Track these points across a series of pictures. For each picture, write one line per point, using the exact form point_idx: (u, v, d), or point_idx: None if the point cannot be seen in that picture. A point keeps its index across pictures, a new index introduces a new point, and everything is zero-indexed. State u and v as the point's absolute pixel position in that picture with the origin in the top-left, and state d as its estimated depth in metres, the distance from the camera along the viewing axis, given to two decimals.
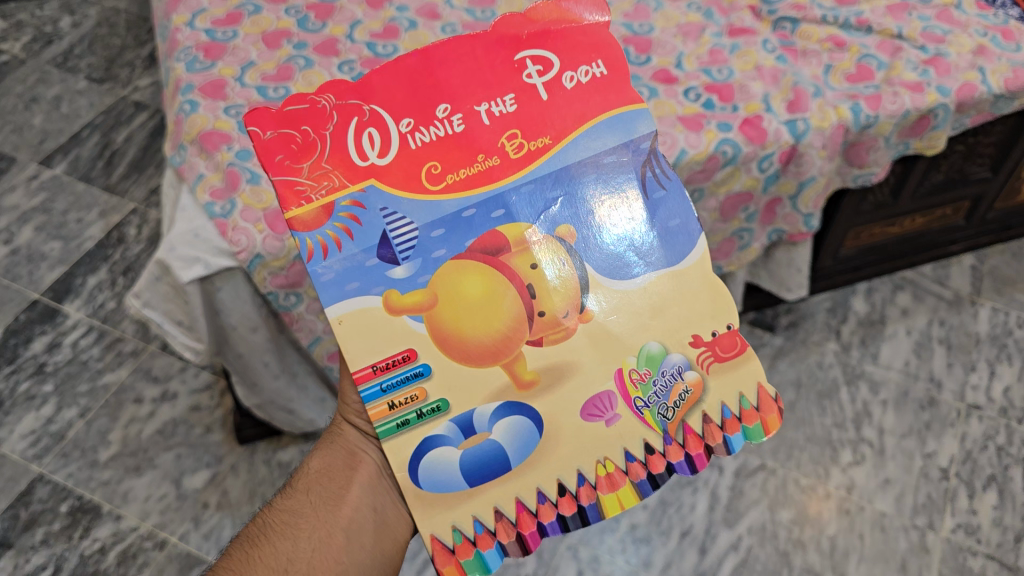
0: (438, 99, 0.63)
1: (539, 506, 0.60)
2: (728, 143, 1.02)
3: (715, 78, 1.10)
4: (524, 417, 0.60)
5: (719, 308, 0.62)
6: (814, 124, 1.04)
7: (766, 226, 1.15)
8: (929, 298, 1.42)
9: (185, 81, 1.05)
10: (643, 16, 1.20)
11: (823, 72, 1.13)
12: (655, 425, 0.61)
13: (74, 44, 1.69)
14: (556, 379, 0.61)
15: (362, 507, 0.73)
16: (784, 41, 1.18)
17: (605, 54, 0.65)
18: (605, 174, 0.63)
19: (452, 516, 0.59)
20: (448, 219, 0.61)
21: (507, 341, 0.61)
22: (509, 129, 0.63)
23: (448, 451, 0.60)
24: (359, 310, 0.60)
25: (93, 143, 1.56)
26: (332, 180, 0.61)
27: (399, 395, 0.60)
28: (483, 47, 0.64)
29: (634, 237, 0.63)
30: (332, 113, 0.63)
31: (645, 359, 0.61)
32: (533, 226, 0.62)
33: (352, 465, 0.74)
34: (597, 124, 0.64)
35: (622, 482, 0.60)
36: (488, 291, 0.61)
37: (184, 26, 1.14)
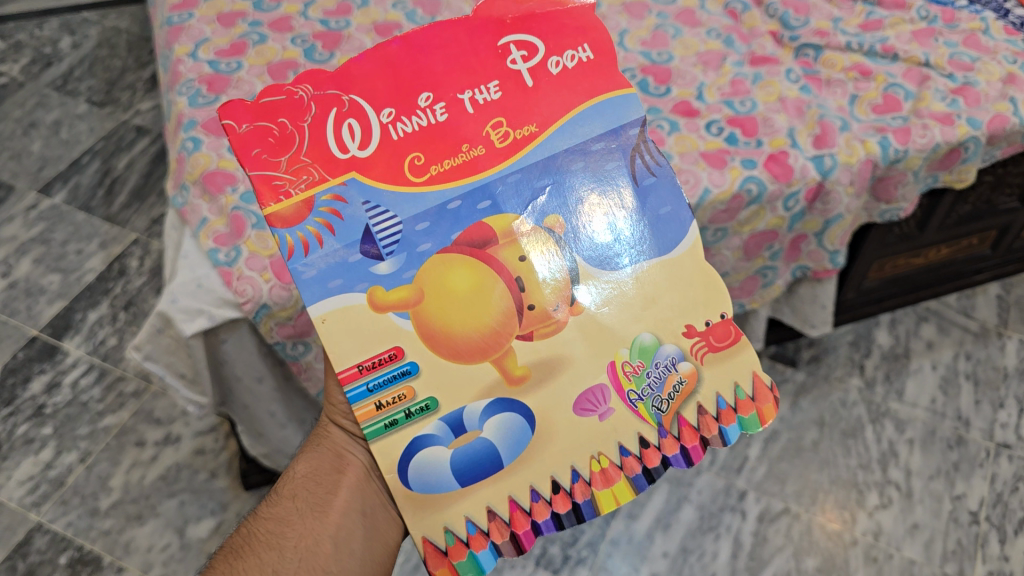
0: (420, 88, 0.63)
1: (532, 505, 0.58)
2: (753, 180, 0.98)
3: (738, 111, 1.06)
4: (516, 415, 0.59)
5: (710, 295, 0.62)
6: (842, 160, 1.01)
7: (790, 264, 1.10)
8: (954, 330, 1.38)
9: (188, 117, 1.02)
10: (662, 44, 1.16)
11: (848, 103, 1.09)
12: (650, 418, 0.60)
13: (74, 65, 1.66)
14: (546, 374, 0.60)
15: (350, 512, 0.71)
16: (808, 69, 1.15)
17: (590, 36, 0.64)
18: (593, 161, 0.63)
19: (443, 517, 0.58)
20: (433, 212, 0.61)
21: (496, 335, 0.60)
22: (493, 117, 0.63)
23: (439, 451, 0.59)
24: (346, 307, 0.58)
25: (93, 170, 1.52)
26: (312, 174, 0.61)
27: (387, 395, 0.58)
28: (465, 34, 0.64)
29: (622, 226, 0.62)
30: (310, 104, 0.62)
31: (638, 352, 0.61)
32: (518, 216, 0.61)
33: (340, 468, 0.72)
34: (584, 111, 0.63)
35: (617, 477, 0.59)
36: (476, 285, 0.60)
37: (186, 57, 1.10)
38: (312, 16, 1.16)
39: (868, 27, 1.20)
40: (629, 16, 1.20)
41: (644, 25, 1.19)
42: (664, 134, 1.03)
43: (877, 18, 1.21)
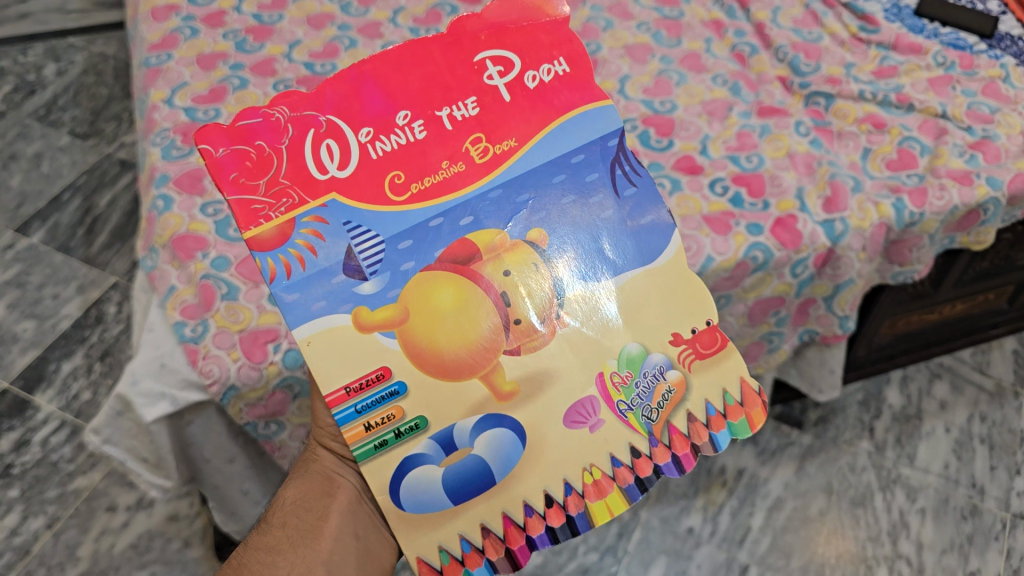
0: (398, 105, 0.62)
1: (526, 520, 0.57)
2: (759, 247, 0.92)
3: (744, 168, 1.00)
4: (506, 430, 0.57)
5: (694, 304, 0.60)
6: (854, 224, 0.94)
7: (797, 328, 1.04)
8: (968, 389, 1.32)
9: (160, 171, 0.96)
10: (665, 91, 1.10)
11: (861, 157, 1.04)
12: (641, 428, 0.58)
13: (58, 94, 1.61)
14: (538, 387, 0.58)
15: (342, 537, 0.68)
16: (818, 120, 1.09)
17: (566, 49, 0.64)
18: (573, 176, 0.62)
19: (438, 535, 0.57)
20: (415, 230, 0.60)
21: (484, 352, 0.58)
22: (472, 133, 0.62)
23: (432, 470, 0.57)
24: (327, 330, 0.57)
25: (74, 208, 1.46)
26: (291, 197, 0.60)
27: (376, 415, 0.57)
28: (437, 51, 0.63)
29: (603, 234, 0.61)
30: (287, 126, 0.61)
31: (626, 362, 0.59)
32: (502, 230, 0.60)
33: (329, 492, 0.70)
34: (563, 126, 0.63)
35: (611, 489, 0.57)
36: (460, 301, 0.58)
37: (162, 103, 1.04)
38: (297, 58, 1.11)
39: (882, 73, 1.15)
40: (631, 60, 1.14)
41: (648, 70, 1.13)
42: (666, 193, 0.97)
43: (891, 64, 1.16)
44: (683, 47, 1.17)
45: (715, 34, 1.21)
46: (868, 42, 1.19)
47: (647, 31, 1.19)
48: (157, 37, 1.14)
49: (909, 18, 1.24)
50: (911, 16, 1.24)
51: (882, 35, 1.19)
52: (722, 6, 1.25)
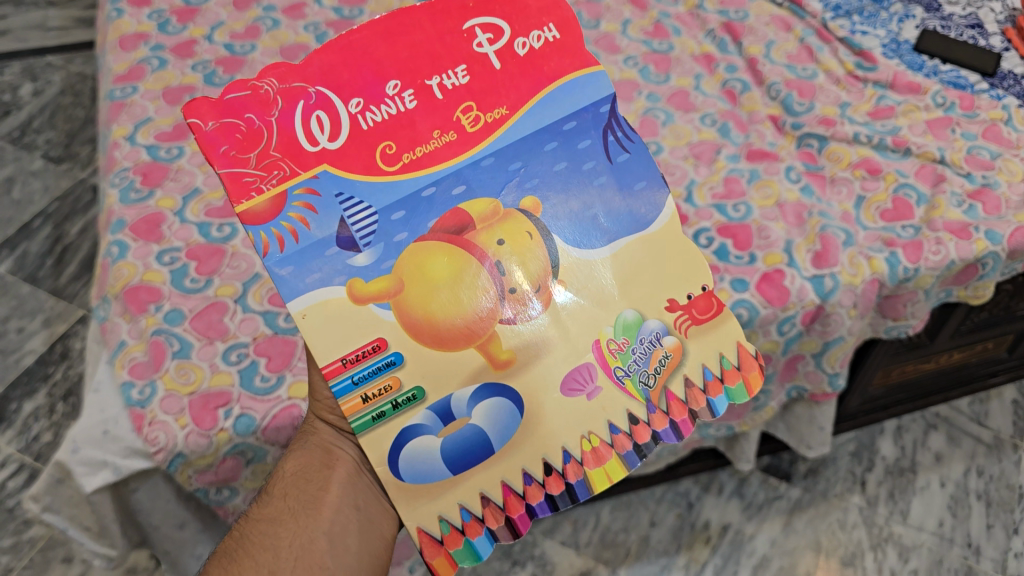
0: (386, 71, 0.58)
1: (525, 488, 0.55)
2: (744, 305, 0.87)
3: (730, 217, 0.96)
4: (498, 400, 0.56)
5: (690, 269, 0.58)
6: (844, 281, 0.89)
7: (785, 384, 0.98)
8: (965, 441, 1.24)
9: (117, 216, 0.92)
10: (650, 132, 1.06)
11: (854, 206, 0.99)
12: (638, 395, 0.56)
13: (34, 115, 1.57)
14: (533, 358, 0.56)
15: (343, 508, 0.64)
16: (810, 164, 1.04)
17: (557, 14, 0.60)
18: (564, 143, 0.59)
19: (438, 505, 0.55)
20: (409, 198, 0.57)
21: (478, 322, 0.56)
22: (463, 102, 0.58)
23: (429, 442, 0.55)
24: (321, 302, 0.54)
25: (44, 236, 1.41)
26: (284, 169, 0.56)
27: (372, 387, 0.55)
28: (424, 17, 0.59)
29: (595, 199, 0.59)
30: (275, 97, 0.56)
31: (622, 328, 0.57)
32: (495, 199, 0.58)
33: (329, 464, 0.66)
34: (554, 91, 0.60)
35: (610, 456, 0.55)
36: (456, 271, 0.57)
37: (124, 140, 1.00)
38: None
39: (878, 113, 1.10)
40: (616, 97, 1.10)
41: (633, 109, 1.09)
42: None
43: (889, 104, 1.11)
44: (671, 83, 1.13)
45: (705, 69, 1.17)
46: (864, 80, 1.15)
47: (634, 66, 1.15)
48: (124, 68, 1.11)
49: (908, 54, 1.20)
50: (910, 51, 1.20)
51: (879, 73, 1.14)
52: (713, 40, 1.21)
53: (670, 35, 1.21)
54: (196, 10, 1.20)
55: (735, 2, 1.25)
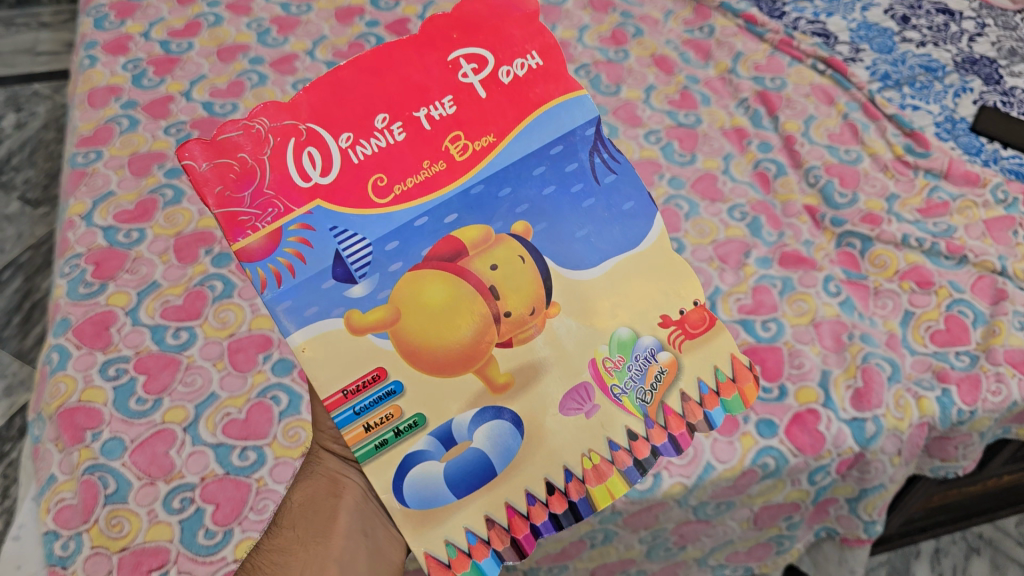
0: (372, 99, 0.43)
1: (529, 509, 0.42)
2: (771, 453, 0.75)
3: (759, 338, 0.84)
4: (500, 421, 0.43)
5: (678, 279, 0.45)
6: (888, 424, 0.77)
7: (814, 525, 0.86)
8: (1011, 569, 1.11)
9: (61, 314, 0.81)
10: (672, 227, 0.93)
11: (901, 322, 0.87)
12: (634, 411, 0.43)
13: (14, 150, 1.47)
14: (537, 378, 0.43)
15: (352, 537, 0.53)
16: (851, 271, 0.92)
17: (542, 38, 0.45)
18: (554, 167, 0.45)
19: (441, 529, 0.41)
20: (402, 229, 0.43)
21: (479, 346, 0.43)
22: (454, 133, 0.44)
23: (430, 467, 0.42)
24: (325, 335, 0.42)
25: (13, 289, 1.29)
26: (279, 207, 0.42)
27: (373, 415, 0.42)
28: (408, 48, 0.44)
29: (579, 220, 0.45)
30: (267, 136, 0.42)
31: (617, 346, 0.44)
32: (487, 225, 0.44)
33: (335, 492, 0.55)
34: (545, 117, 0.45)
35: (611, 473, 0.42)
36: (452, 292, 0.43)
37: (79, 219, 0.89)
38: None
39: (929, 210, 0.97)
40: None
41: (654, 197, 0.97)
42: None
43: (942, 198, 0.98)
44: (697, 165, 1.01)
45: (736, 146, 1.04)
46: (915, 167, 1.01)
47: (656, 142, 1.03)
48: (89, 128, 1.00)
49: (964, 134, 1.06)
50: (966, 132, 1.07)
51: (932, 160, 1.01)
52: (745, 111, 1.09)
53: (698, 104, 1.09)
54: (176, 60, 1.09)
55: (771, 68, 1.13)
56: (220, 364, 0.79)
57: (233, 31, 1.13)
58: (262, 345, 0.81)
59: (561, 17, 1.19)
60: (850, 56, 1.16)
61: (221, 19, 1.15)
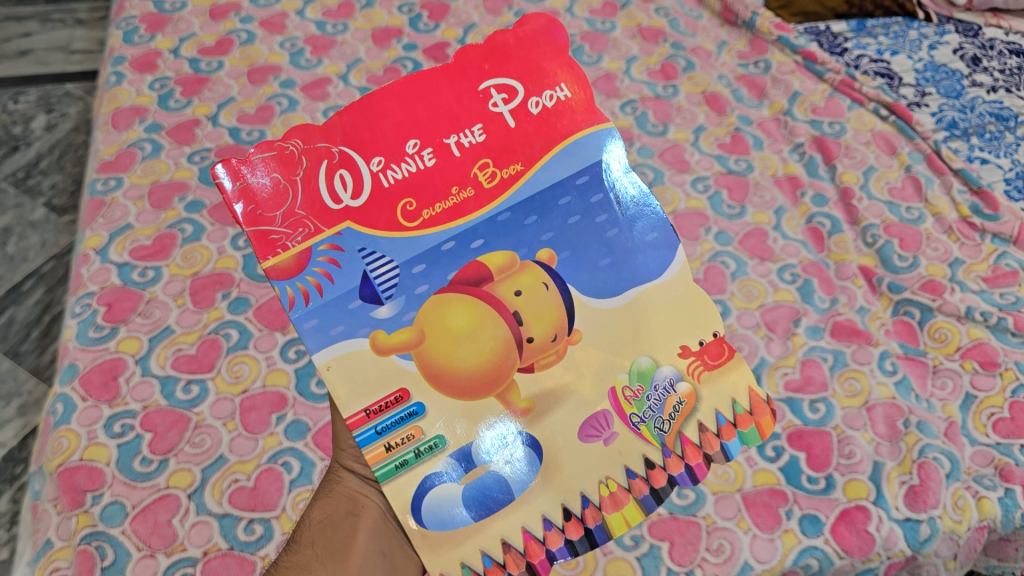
0: (405, 125, 0.49)
1: (545, 533, 0.47)
2: (814, 553, 0.69)
3: (807, 420, 0.78)
4: (519, 448, 0.47)
5: (699, 315, 0.51)
6: (945, 527, 0.71)
7: None
8: None
9: (69, 358, 0.78)
10: (717, 287, 0.88)
11: (961, 408, 0.79)
12: (652, 441, 0.48)
13: (42, 153, 1.43)
14: (554, 406, 0.48)
15: (370, 555, 0.57)
16: (908, 345, 0.85)
17: (571, 71, 0.51)
18: (577, 197, 0.51)
19: (457, 551, 0.46)
20: (428, 252, 0.49)
21: (499, 366, 0.48)
22: (479, 159, 0.50)
23: (449, 489, 0.46)
24: (350, 354, 0.46)
25: (34, 301, 1.25)
26: (309, 227, 0.47)
27: (395, 435, 0.46)
28: (440, 80, 0.50)
29: (609, 248, 0.51)
30: (300, 158, 0.48)
31: (636, 375, 0.49)
32: (512, 252, 0.50)
33: (354, 512, 0.61)
34: (573, 146, 0.51)
35: (627, 500, 0.48)
36: (475, 321, 0.48)
37: (94, 253, 0.86)
38: None
39: (996, 279, 0.90)
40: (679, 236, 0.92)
41: (698, 253, 0.91)
42: None
43: (1011, 266, 0.91)
44: (747, 219, 0.94)
45: (789, 197, 0.98)
46: (982, 230, 0.94)
47: (704, 191, 0.97)
48: (111, 152, 0.96)
49: None
50: None
51: (1001, 224, 0.94)
52: (801, 157, 1.02)
53: (750, 148, 1.02)
54: (205, 80, 1.04)
55: (830, 111, 1.06)
56: (230, 424, 0.75)
57: (266, 50, 1.09)
58: (276, 404, 0.76)
59: (608, 45, 1.13)
60: (915, 100, 1.09)
61: (254, 36, 1.10)
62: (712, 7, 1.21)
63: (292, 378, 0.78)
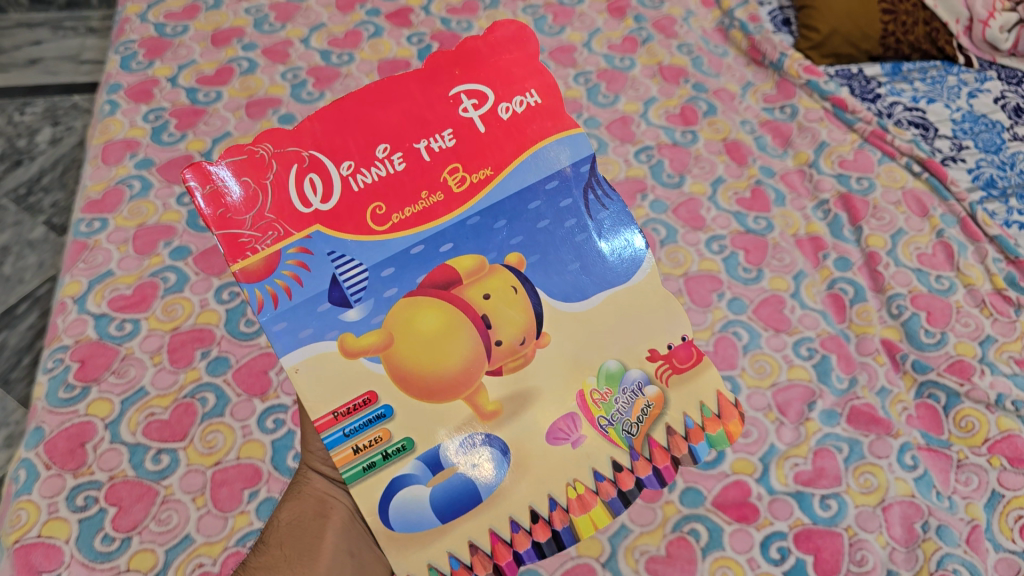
0: (374, 130, 0.46)
1: (512, 536, 0.44)
2: None
3: (816, 518, 0.72)
4: (488, 451, 0.45)
5: (661, 315, 0.48)
6: None
7: None
8: None
9: (36, 421, 0.74)
10: (727, 361, 0.82)
11: (986, 509, 0.73)
12: (620, 443, 0.46)
13: (45, 169, 1.40)
14: (521, 408, 0.46)
15: (340, 554, 0.55)
16: (932, 435, 0.78)
17: (540, 77, 0.49)
18: (548, 201, 0.48)
19: (425, 552, 0.43)
20: (397, 256, 0.46)
21: (467, 372, 0.45)
22: (449, 163, 0.47)
23: (417, 490, 0.44)
24: (320, 355, 0.43)
25: (27, 325, 1.21)
26: (279, 230, 0.44)
27: (362, 437, 0.43)
28: (411, 83, 0.47)
29: (580, 251, 0.48)
30: (269, 161, 0.44)
31: (604, 378, 0.47)
32: (482, 255, 0.47)
33: (322, 513, 0.58)
34: (542, 152, 0.48)
35: (594, 504, 0.45)
36: (444, 324, 0.45)
37: (72, 302, 0.82)
38: None
39: None
40: (689, 303, 0.86)
41: (709, 322, 0.85)
42: (699, 551, 0.70)
43: None
44: (763, 284, 0.89)
45: (810, 259, 0.92)
46: (1017, 305, 0.87)
47: (718, 252, 0.91)
48: (98, 189, 0.92)
49: None
50: None
51: None
52: (825, 215, 0.96)
53: (770, 204, 0.96)
54: (202, 112, 1.00)
55: (858, 165, 1.00)
56: (200, 499, 0.70)
57: (266, 80, 1.04)
58: (250, 479, 0.72)
59: (626, 85, 1.08)
60: (950, 155, 1.02)
61: (255, 65, 1.06)
62: (739, 44, 1.15)
63: (268, 451, 0.73)
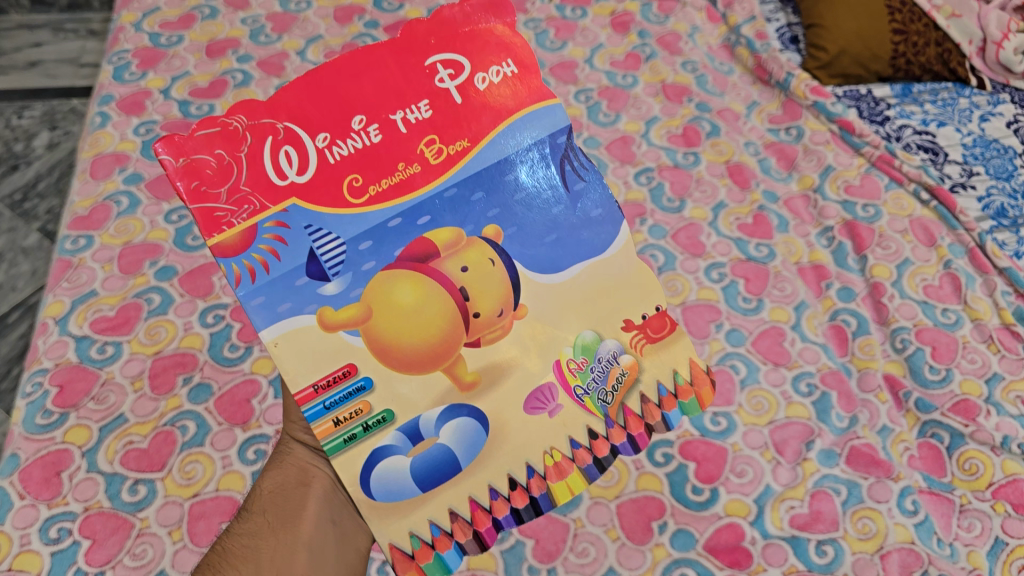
0: (349, 102, 0.45)
1: (490, 503, 0.46)
2: None
3: (812, 565, 0.70)
4: (463, 420, 0.45)
5: (637, 287, 0.49)
6: None
7: None
8: None
9: (12, 448, 0.72)
10: (724, 397, 0.80)
11: (988, 557, 0.71)
12: (595, 411, 0.47)
13: (42, 174, 1.38)
14: (497, 379, 0.46)
15: (321, 524, 0.56)
16: (935, 478, 0.76)
17: (514, 49, 0.48)
18: (525, 172, 0.47)
19: (406, 521, 0.45)
20: (375, 229, 0.45)
21: (445, 343, 0.45)
22: (426, 136, 0.46)
23: (398, 461, 0.44)
24: (299, 330, 0.43)
25: (18, 335, 1.20)
26: (254, 204, 0.43)
27: (343, 409, 0.44)
28: (386, 54, 0.46)
29: (556, 220, 0.48)
30: (243, 134, 0.43)
31: (580, 348, 0.48)
32: (460, 228, 0.46)
33: (304, 482, 0.58)
34: (518, 124, 0.47)
35: (570, 470, 0.47)
36: (421, 293, 0.45)
37: (54, 323, 0.80)
38: None
39: None
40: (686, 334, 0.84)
41: (706, 354, 0.83)
42: None
43: None
44: (763, 315, 0.86)
45: (813, 289, 0.90)
46: None
47: (718, 280, 0.89)
48: (85, 205, 0.90)
49: None
50: None
51: None
52: (829, 242, 0.93)
53: (773, 231, 0.94)
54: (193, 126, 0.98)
55: (865, 192, 0.97)
56: (176, 533, 0.68)
57: (260, 93, 1.02)
58: (228, 512, 0.69)
59: (628, 103, 1.05)
60: (960, 181, 1.00)
61: (250, 77, 1.04)
62: (744, 62, 1.13)
63: (247, 482, 0.71)
